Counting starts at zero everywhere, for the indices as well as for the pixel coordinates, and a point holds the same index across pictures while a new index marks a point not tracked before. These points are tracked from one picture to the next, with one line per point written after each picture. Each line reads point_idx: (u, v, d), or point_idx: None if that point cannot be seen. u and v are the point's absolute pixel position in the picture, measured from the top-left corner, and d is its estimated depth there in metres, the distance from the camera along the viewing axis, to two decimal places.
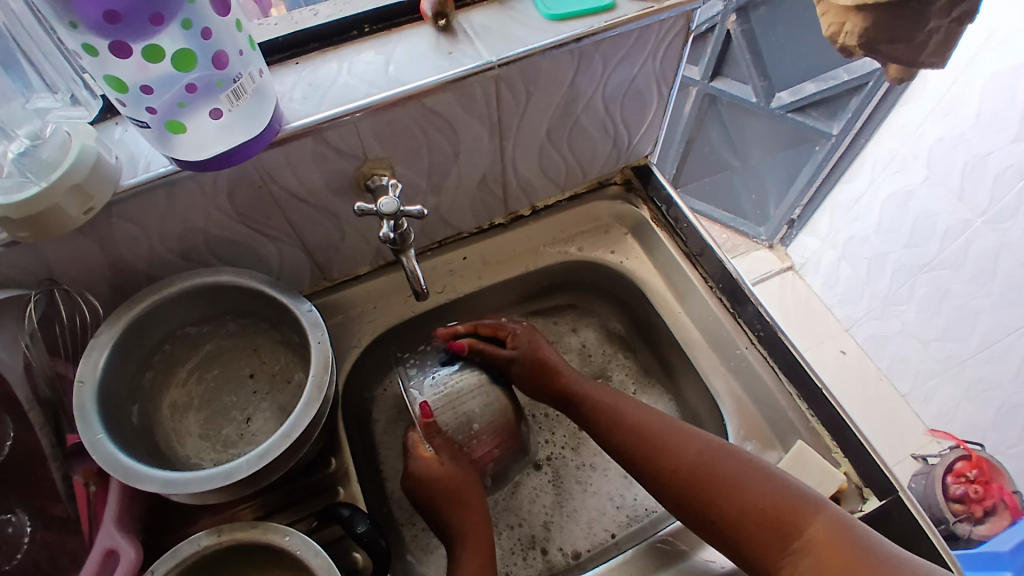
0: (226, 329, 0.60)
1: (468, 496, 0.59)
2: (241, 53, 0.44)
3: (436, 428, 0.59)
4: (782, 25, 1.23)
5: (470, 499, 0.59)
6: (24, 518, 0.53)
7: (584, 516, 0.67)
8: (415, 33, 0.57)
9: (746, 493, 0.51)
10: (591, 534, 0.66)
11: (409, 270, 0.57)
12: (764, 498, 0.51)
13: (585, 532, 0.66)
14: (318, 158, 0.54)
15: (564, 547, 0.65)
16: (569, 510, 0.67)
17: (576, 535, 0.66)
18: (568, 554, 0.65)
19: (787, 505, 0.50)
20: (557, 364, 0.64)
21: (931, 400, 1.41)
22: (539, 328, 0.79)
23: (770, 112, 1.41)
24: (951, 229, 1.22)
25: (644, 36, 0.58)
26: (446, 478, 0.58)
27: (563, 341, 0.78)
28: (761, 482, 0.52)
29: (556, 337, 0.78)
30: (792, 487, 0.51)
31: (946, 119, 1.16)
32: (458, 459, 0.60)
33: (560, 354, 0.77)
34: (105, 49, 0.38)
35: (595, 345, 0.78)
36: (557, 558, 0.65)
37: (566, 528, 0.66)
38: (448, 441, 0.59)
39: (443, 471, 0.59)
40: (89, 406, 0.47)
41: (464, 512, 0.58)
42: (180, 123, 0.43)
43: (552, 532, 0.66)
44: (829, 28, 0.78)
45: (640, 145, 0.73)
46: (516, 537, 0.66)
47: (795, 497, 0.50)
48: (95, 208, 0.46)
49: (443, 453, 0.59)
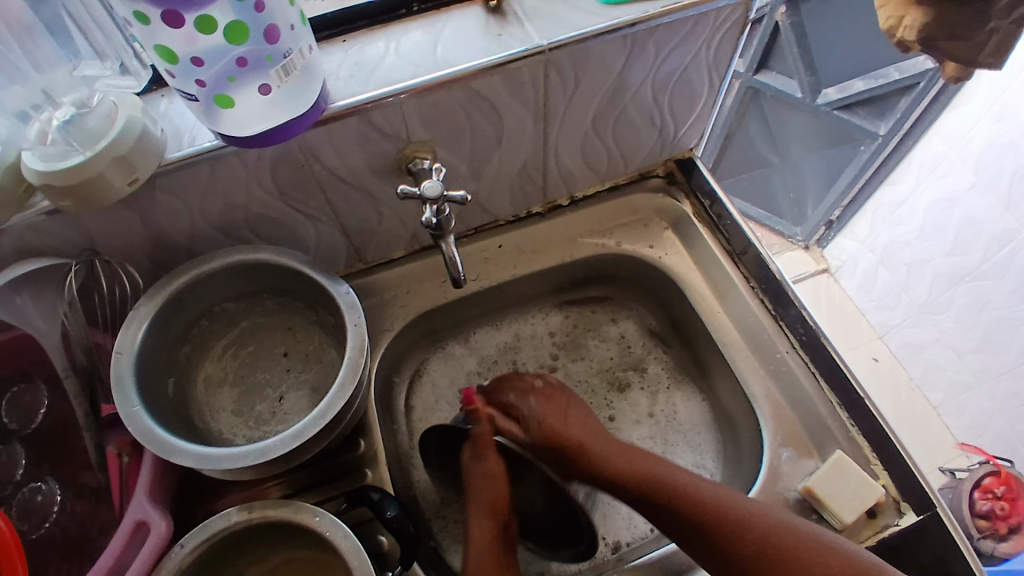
0: (263, 306, 0.60)
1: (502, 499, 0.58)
2: (292, 28, 0.43)
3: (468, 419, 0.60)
4: (832, 18, 1.18)
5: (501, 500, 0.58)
6: (54, 486, 0.54)
7: (624, 508, 0.66)
8: (464, 13, 0.56)
9: (806, 565, 0.50)
10: (632, 526, 0.65)
11: (447, 256, 0.56)
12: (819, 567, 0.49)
13: (628, 523, 0.65)
14: (361, 138, 0.53)
15: (606, 537, 0.65)
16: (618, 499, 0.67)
17: (617, 526, 0.65)
18: (609, 543, 0.64)
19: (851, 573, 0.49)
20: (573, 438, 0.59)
21: (963, 413, 1.37)
22: (574, 317, 0.77)
23: (815, 109, 1.35)
24: (998, 237, 1.18)
25: (701, 24, 0.56)
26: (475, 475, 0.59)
27: (601, 329, 0.77)
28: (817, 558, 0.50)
29: (593, 325, 0.77)
30: (852, 553, 0.50)
31: (997, 125, 1.12)
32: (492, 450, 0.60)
33: (596, 343, 0.76)
34: (157, 18, 0.38)
35: (634, 337, 0.76)
36: (597, 549, 0.64)
37: (607, 517, 0.66)
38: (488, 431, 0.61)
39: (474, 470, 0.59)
40: (128, 378, 0.48)
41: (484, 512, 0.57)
42: (229, 98, 0.43)
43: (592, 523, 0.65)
44: (886, 21, 0.74)
45: (685, 138, 0.71)
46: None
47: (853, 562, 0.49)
48: (139, 180, 0.46)
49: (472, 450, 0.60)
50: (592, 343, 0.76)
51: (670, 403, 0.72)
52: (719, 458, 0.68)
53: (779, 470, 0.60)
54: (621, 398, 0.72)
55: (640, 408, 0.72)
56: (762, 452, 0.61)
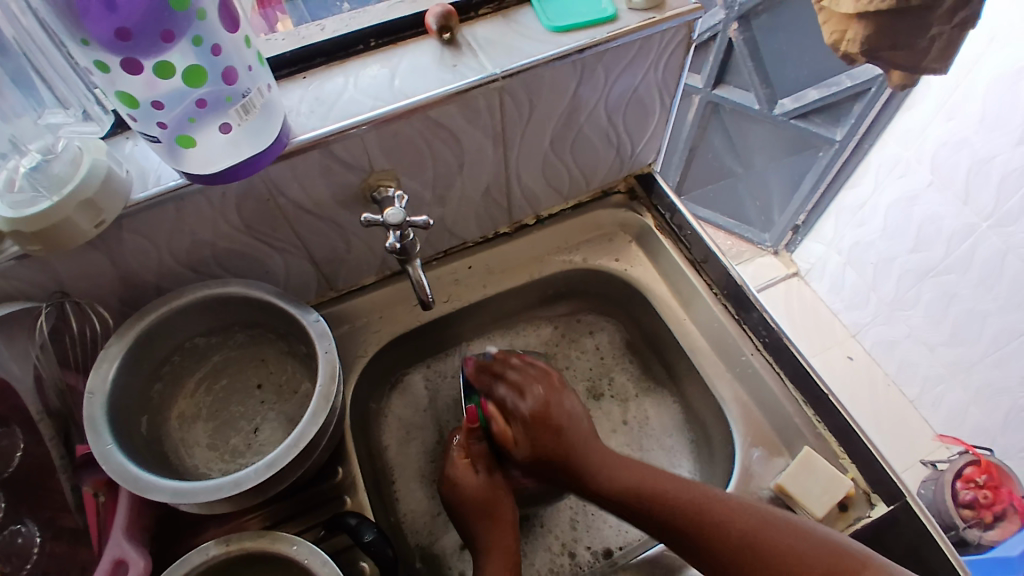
0: (234, 340, 0.61)
1: (501, 509, 0.60)
2: (249, 69, 0.45)
3: (474, 436, 0.63)
4: (783, 32, 1.24)
5: (500, 511, 0.60)
6: (34, 529, 0.53)
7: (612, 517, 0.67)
8: (419, 46, 0.58)
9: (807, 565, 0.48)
10: (623, 533, 0.66)
11: (414, 279, 0.57)
12: (818, 562, 0.48)
13: (614, 530, 0.67)
14: (325, 170, 0.54)
15: (593, 546, 0.66)
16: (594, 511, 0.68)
17: (605, 535, 0.66)
18: (598, 552, 0.66)
19: (847, 560, 0.47)
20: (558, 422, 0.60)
21: (940, 405, 1.40)
22: (561, 328, 0.79)
23: (773, 118, 1.41)
24: (957, 233, 1.21)
25: (646, 47, 0.59)
26: (475, 490, 0.61)
27: (580, 341, 0.79)
28: (813, 542, 0.49)
29: (574, 337, 0.79)
30: (843, 544, 0.49)
31: (949, 123, 1.16)
32: (490, 474, 0.62)
33: (576, 355, 0.78)
34: (116, 66, 0.39)
35: (610, 348, 0.78)
36: (585, 558, 0.65)
37: (593, 528, 0.67)
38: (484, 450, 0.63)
39: (472, 484, 0.61)
40: (100, 417, 0.48)
41: (494, 526, 0.59)
42: (190, 138, 0.44)
43: (580, 534, 0.66)
44: (832, 36, 0.82)
45: (643, 154, 0.74)
46: (546, 549, 0.66)
47: (847, 555, 0.48)
48: (106, 221, 0.47)
49: (478, 464, 0.63)
50: (573, 355, 0.78)
51: (641, 411, 0.74)
52: (694, 463, 0.70)
53: (751, 469, 0.61)
54: (594, 405, 0.75)
55: (614, 418, 0.74)
56: (735, 454, 0.63)
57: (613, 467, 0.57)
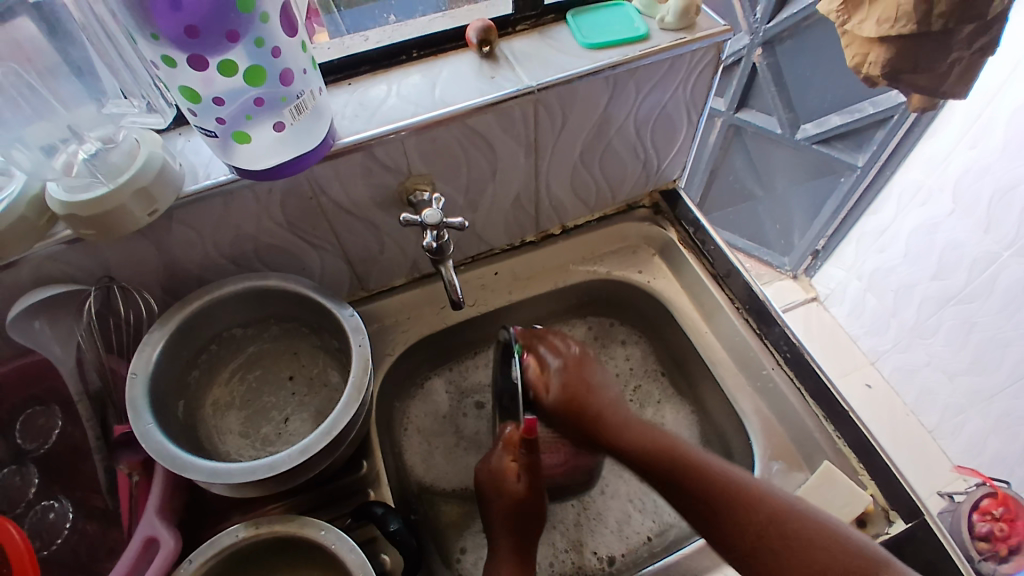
0: (269, 332, 0.63)
1: (530, 522, 0.61)
2: (303, 71, 0.48)
3: (525, 446, 0.62)
4: (806, 57, 1.27)
5: (529, 522, 0.61)
6: (67, 506, 0.57)
7: (612, 521, 0.69)
8: (459, 58, 0.61)
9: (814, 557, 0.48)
10: (624, 538, 0.68)
11: (447, 279, 0.59)
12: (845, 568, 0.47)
13: (618, 536, 0.68)
14: (365, 172, 0.57)
15: (598, 551, 0.67)
16: (595, 514, 0.70)
17: (608, 538, 0.68)
18: (602, 557, 0.67)
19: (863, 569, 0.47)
20: (587, 398, 0.61)
21: (959, 434, 1.39)
22: (596, 328, 0.81)
23: (794, 143, 1.43)
24: (978, 261, 1.20)
25: (677, 65, 0.61)
26: (512, 495, 0.62)
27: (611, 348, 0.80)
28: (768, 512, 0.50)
29: (608, 341, 0.80)
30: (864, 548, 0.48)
31: (971, 151, 1.16)
32: (532, 481, 0.63)
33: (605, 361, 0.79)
34: (182, 61, 0.42)
35: (639, 363, 0.79)
36: (591, 562, 0.67)
37: (595, 530, 0.69)
38: (529, 463, 0.63)
39: (512, 489, 0.62)
40: (141, 399, 0.50)
41: (519, 531, 0.60)
42: (245, 134, 0.47)
43: (585, 537, 0.68)
44: (854, 59, 0.83)
45: (668, 169, 0.76)
46: (546, 545, 0.68)
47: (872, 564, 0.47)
48: (157, 211, 0.49)
49: (522, 473, 0.62)
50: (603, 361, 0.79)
51: (658, 415, 0.76)
52: None
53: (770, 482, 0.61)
54: None
55: None
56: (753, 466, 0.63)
57: (629, 429, 0.59)
